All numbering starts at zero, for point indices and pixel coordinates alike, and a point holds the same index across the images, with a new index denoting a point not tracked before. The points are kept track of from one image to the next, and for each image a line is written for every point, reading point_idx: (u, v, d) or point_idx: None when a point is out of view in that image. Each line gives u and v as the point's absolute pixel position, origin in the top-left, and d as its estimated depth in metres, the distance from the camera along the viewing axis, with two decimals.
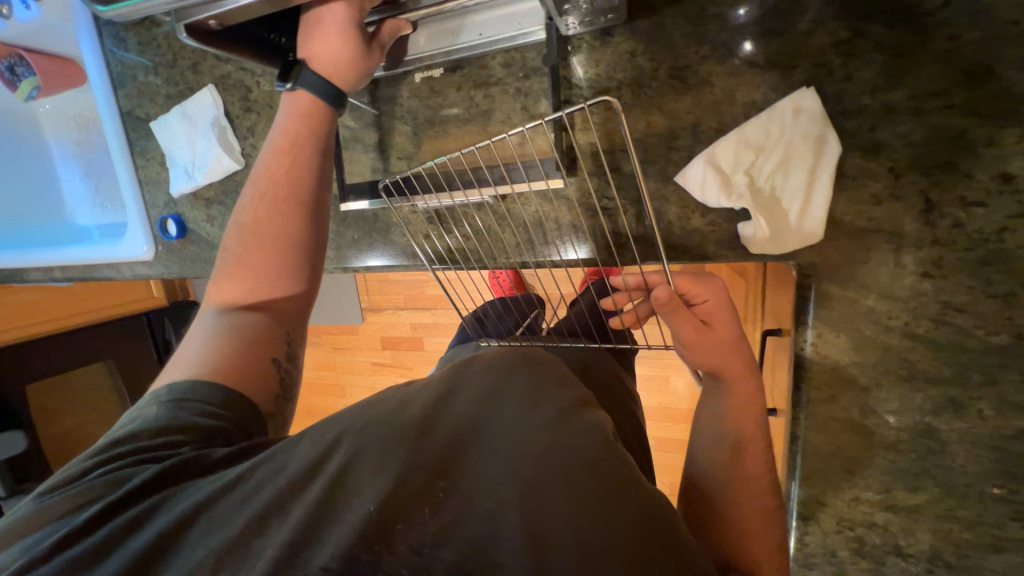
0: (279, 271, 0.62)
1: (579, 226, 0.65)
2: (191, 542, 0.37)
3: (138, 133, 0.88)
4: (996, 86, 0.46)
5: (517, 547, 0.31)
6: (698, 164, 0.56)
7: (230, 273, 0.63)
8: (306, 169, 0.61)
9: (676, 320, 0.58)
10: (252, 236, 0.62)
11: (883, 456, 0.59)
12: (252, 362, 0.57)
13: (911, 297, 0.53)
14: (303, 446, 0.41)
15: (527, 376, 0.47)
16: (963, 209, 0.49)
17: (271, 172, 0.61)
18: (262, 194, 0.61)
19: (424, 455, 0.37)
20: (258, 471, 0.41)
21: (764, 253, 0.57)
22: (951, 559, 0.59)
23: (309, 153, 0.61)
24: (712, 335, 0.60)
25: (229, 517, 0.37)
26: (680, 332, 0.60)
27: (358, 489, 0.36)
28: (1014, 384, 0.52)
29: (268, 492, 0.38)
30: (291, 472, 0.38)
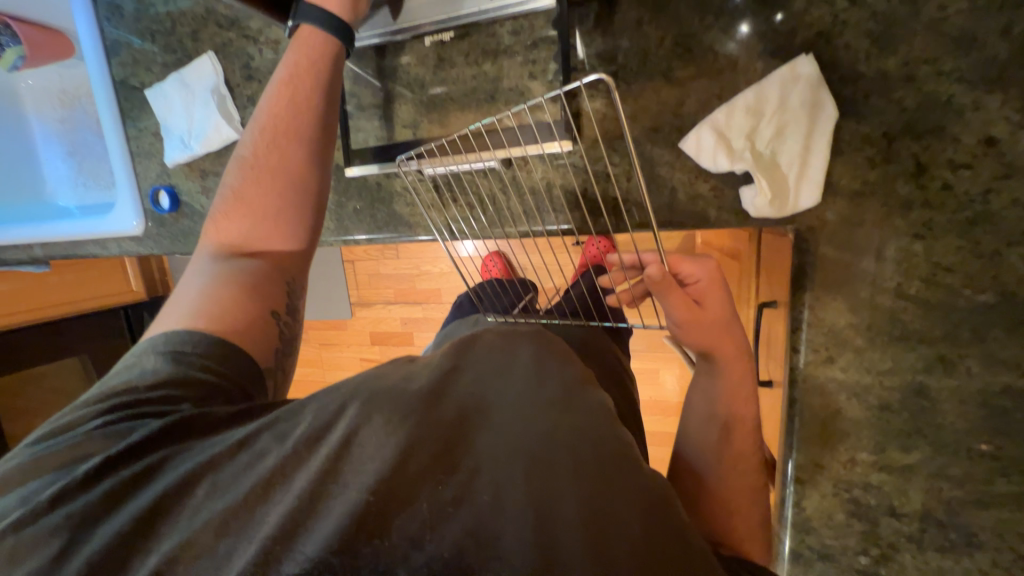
0: (280, 221, 0.61)
1: (583, 194, 0.66)
2: (191, 507, 0.36)
3: (132, 103, 0.86)
4: (981, 54, 0.49)
5: (524, 529, 0.31)
6: (701, 130, 0.58)
7: (228, 210, 0.61)
8: (310, 114, 0.60)
9: (669, 298, 0.58)
10: (252, 172, 0.60)
11: (877, 416, 0.60)
12: (250, 312, 0.56)
13: (903, 258, 0.55)
14: (307, 414, 0.39)
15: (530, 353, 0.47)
16: (951, 171, 0.52)
17: (275, 115, 0.60)
18: (264, 127, 0.60)
19: (429, 432, 0.35)
20: (263, 438, 0.39)
21: (765, 218, 0.59)
22: (942, 517, 0.61)
23: (312, 92, 0.59)
24: (704, 316, 0.59)
25: (232, 483, 0.36)
26: (675, 313, 0.59)
27: (364, 454, 0.34)
28: (1001, 341, 0.54)
29: (267, 463, 0.36)
30: (294, 441, 0.37)
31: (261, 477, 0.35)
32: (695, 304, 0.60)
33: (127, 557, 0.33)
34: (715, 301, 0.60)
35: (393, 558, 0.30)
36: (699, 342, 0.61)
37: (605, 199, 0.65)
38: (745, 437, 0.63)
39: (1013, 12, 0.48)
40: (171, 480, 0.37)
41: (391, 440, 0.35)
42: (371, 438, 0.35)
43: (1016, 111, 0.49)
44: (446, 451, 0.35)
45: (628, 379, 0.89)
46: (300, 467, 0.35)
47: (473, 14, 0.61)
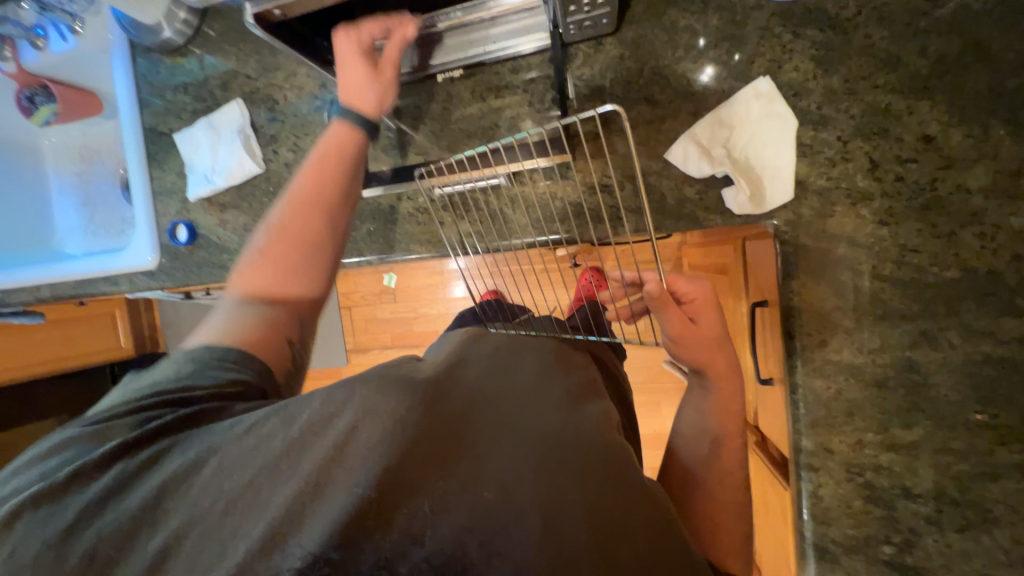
0: (304, 259, 0.64)
1: (582, 204, 0.72)
2: (202, 483, 0.38)
3: (159, 147, 0.93)
4: (905, 70, 0.60)
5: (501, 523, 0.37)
6: (683, 142, 0.66)
7: (257, 247, 0.64)
8: (343, 175, 0.65)
9: (661, 313, 0.61)
10: (283, 215, 0.64)
11: (876, 395, 0.64)
12: (271, 342, 0.59)
13: (874, 243, 0.62)
14: (319, 396, 0.40)
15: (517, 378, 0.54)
16: (901, 165, 0.60)
17: (311, 171, 0.65)
18: (301, 184, 0.66)
19: (426, 436, 0.39)
20: (270, 421, 0.40)
21: (747, 215, 0.66)
22: (955, 494, 0.62)
23: (346, 161, 0.66)
24: (697, 332, 0.62)
25: (241, 463, 0.38)
26: (669, 327, 0.62)
27: (365, 446, 0.37)
28: (973, 312, 0.60)
29: (275, 442, 0.38)
30: (303, 427, 0.38)
31: (269, 460, 0.37)
32: (690, 322, 0.63)
33: (143, 530, 0.37)
34: (709, 318, 0.62)
35: (397, 549, 0.34)
36: (690, 357, 0.64)
37: (602, 208, 0.72)
38: (733, 452, 0.64)
39: (924, 38, 0.59)
40: (177, 468, 0.39)
41: (388, 435, 0.37)
42: (370, 434, 0.37)
43: (943, 113, 0.59)
44: (439, 451, 0.39)
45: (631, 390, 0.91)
46: (304, 457, 0.37)
47: (479, 55, 0.71)
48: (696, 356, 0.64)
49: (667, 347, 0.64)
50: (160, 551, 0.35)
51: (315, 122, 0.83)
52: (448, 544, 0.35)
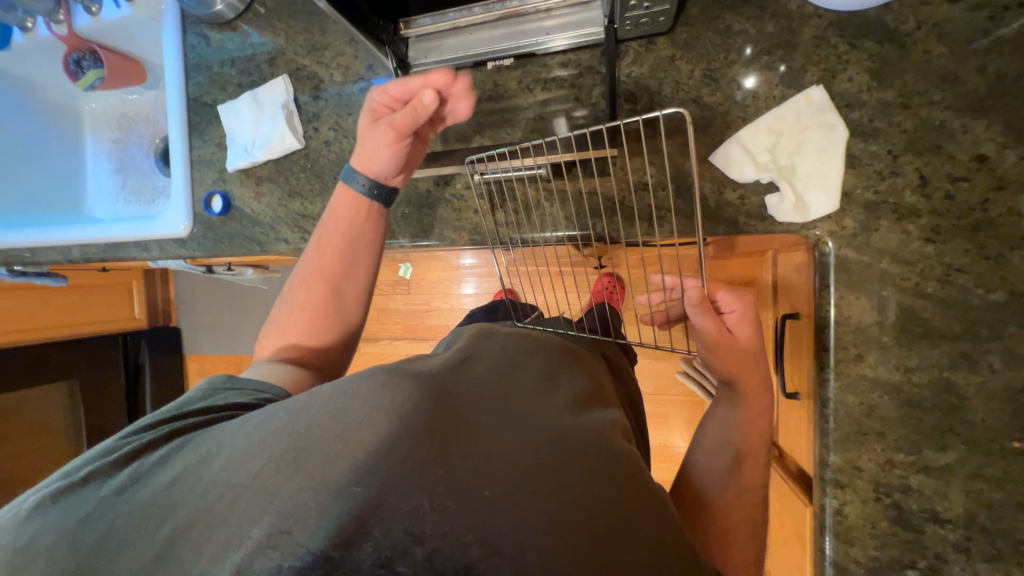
0: (329, 326, 0.71)
1: (620, 201, 0.72)
2: (203, 480, 0.42)
3: (201, 117, 0.94)
4: (963, 88, 0.59)
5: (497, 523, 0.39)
6: (730, 145, 0.66)
7: (287, 312, 0.72)
8: (359, 247, 0.70)
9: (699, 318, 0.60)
10: (308, 284, 0.70)
11: (910, 415, 0.62)
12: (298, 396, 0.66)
13: (919, 260, 0.61)
14: (318, 402, 0.44)
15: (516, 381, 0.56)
16: (952, 183, 0.60)
17: (330, 242, 0.70)
18: (320, 252, 0.70)
19: (428, 438, 0.42)
20: (279, 417, 0.44)
21: (789, 223, 0.65)
22: (986, 523, 0.61)
23: (362, 230, 0.70)
24: (734, 343, 0.62)
25: (241, 461, 0.42)
26: (706, 334, 0.61)
27: (365, 442, 0.41)
28: (1017, 337, 0.59)
29: (284, 436, 0.42)
30: (303, 428, 0.42)
31: (278, 454, 0.41)
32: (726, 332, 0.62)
33: (151, 522, 0.41)
34: (747, 332, 0.62)
35: (397, 548, 0.37)
36: (723, 367, 0.63)
37: (641, 207, 0.71)
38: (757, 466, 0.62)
39: (984, 57, 0.59)
40: (190, 463, 0.44)
41: (387, 434, 0.41)
42: (371, 431, 0.41)
43: (999, 134, 0.58)
44: (442, 450, 0.42)
45: (638, 394, 0.90)
46: (311, 451, 0.41)
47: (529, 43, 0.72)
48: (727, 366, 0.63)
49: (702, 354, 0.63)
50: (170, 537, 0.40)
51: (359, 102, 0.83)
52: (448, 544, 0.37)
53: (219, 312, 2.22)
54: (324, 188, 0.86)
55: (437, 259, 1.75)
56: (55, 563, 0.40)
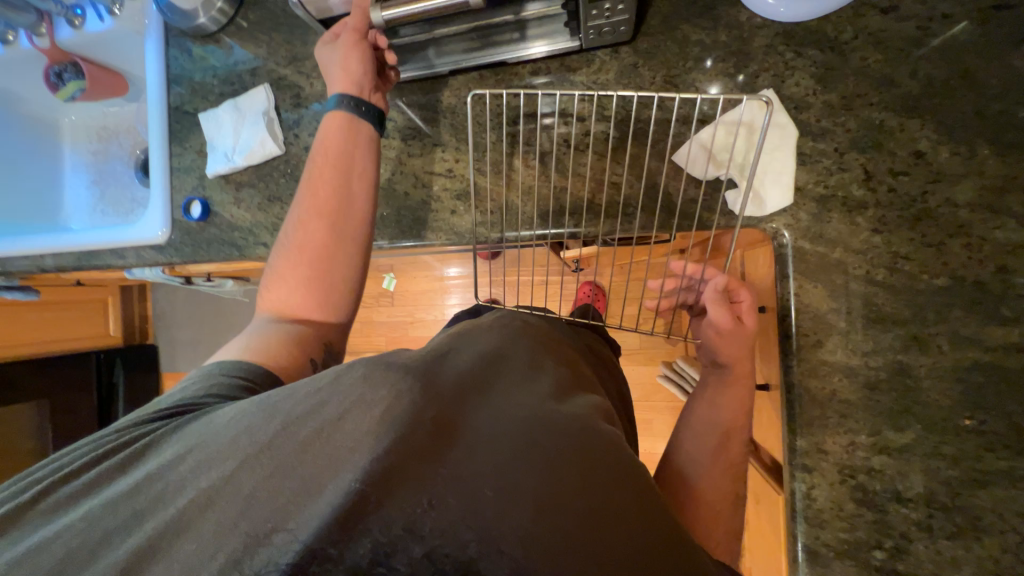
0: (329, 279, 0.74)
1: (591, 199, 0.75)
2: (176, 484, 0.40)
3: (182, 125, 0.95)
4: (898, 91, 0.64)
5: (491, 517, 0.38)
6: (690, 145, 0.70)
7: (278, 282, 0.74)
8: (354, 193, 0.72)
9: (712, 307, 0.64)
10: (304, 235, 0.72)
11: (869, 397, 0.65)
12: (293, 357, 0.68)
13: (868, 249, 0.65)
14: (293, 397, 0.43)
15: (508, 370, 0.56)
16: (894, 178, 0.64)
17: (320, 190, 0.72)
18: (314, 198, 0.72)
19: (418, 432, 0.41)
20: (255, 415, 0.43)
21: (748, 218, 0.69)
22: (946, 500, 0.63)
23: (357, 179, 0.72)
24: (740, 330, 0.65)
25: (217, 459, 0.40)
26: (716, 322, 0.65)
27: (349, 438, 0.39)
28: (962, 319, 0.62)
29: (258, 435, 0.41)
30: (279, 424, 0.41)
31: (256, 452, 0.39)
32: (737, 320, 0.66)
33: (120, 529, 0.39)
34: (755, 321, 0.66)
35: (395, 545, 0.36)
36: (723, 353, 0.66)
37: (611, 204, 0.75)
38: (739, 446, 0.65)
39: (915, 63, 0.64)
40: (161, 468, 0.42)
41: (374, 429, 0.39)
42: (353, 428, 0.39)
43: (933, 131, 0.63)
44: (435, 444, 0.41)
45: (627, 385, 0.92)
46: (289, 447, 0.39)
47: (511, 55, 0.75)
48: (728, 353, 0.66)
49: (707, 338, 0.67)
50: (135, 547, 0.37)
51: None
52: (448, 541, 0.36)
53: (198, 328, 2.25)
54: None
55: (420, 269, 1.77)
56: None
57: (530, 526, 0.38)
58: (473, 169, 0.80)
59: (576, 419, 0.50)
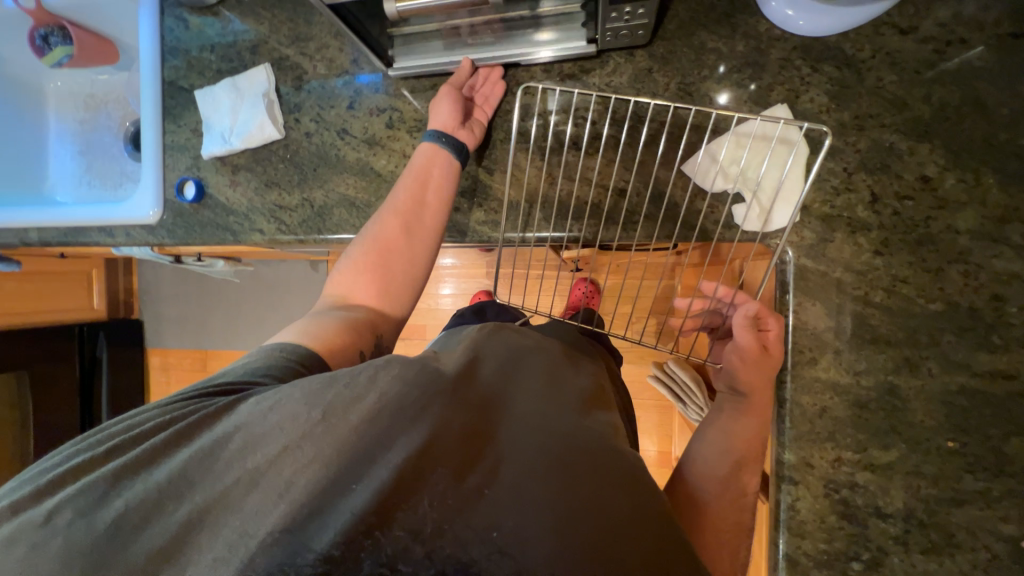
0: (401, 275, 0.70)
1: (597, 204, 0.74)
2: (223, 461, 0.42)
3: (177, 101, 0.92)
4: (910, 114, 0.64)
5: (495, 522, 0.40)
6: (699, 156, 0.69)
7: (352, 269, 0.69)
8: (441, 197, 0.70)
9: (738, 331, 0.64)
10: (390, 223, 0.69)
11: (857, 415, 0.67)
12: (350, 351, 0.61)
13: (868, 270, 0.66)
14: (337, 386, 0.44)
15: (535, 378, 0.58)
16: (899, 201, 0.64)
17: (415, 185, 0.69)
18: (406, 192, 0.69)
19: (436, 439, 0.43)
20: (298, 397, 0.43)
21: (752, 233, 0.69)
22: (923, 517, 0.65)
23: (441, 183, 0.70)
24: (766, 358, 0.65)
25: (263, 441, 0.42)
26: (743, 347, 0.64)
27: (379, 437, 0.42)
28: (953, 344, 0.64)
29: (301, 423, 0.42)
30: (324, 412, 0.42)
31: (299, 442, 0.41)
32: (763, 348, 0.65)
33: (170, 500, 0.40)
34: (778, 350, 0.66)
35: (398, 547, 0.39)
36: (745, 379, 0.65)
37: (617, 210, 0.74)
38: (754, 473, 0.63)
39: (929, 86, 0.64)
40: (204, 445, 0.42)
41: (395, 429, 0.43)
42: (387, 426, 0.42)
43: (941, 157, 0.63)
44: (453, 452, 0.43)
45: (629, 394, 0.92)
46: (333, 438, 0.42)
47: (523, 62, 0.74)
48: (749, 379, 0.65)
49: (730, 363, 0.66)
50: (188, 519, 0.40)
51: (342, 96, 0.83)
52: (449, 543, 0.39)
53: (186, 305, 2.24)
54: (303, 180, 0.85)
55: None
56: (68, 551, 0.39)
57: (535, 530, 0.40)
58: (479, 167, 0.78)
59: (599, 433, 0.52)
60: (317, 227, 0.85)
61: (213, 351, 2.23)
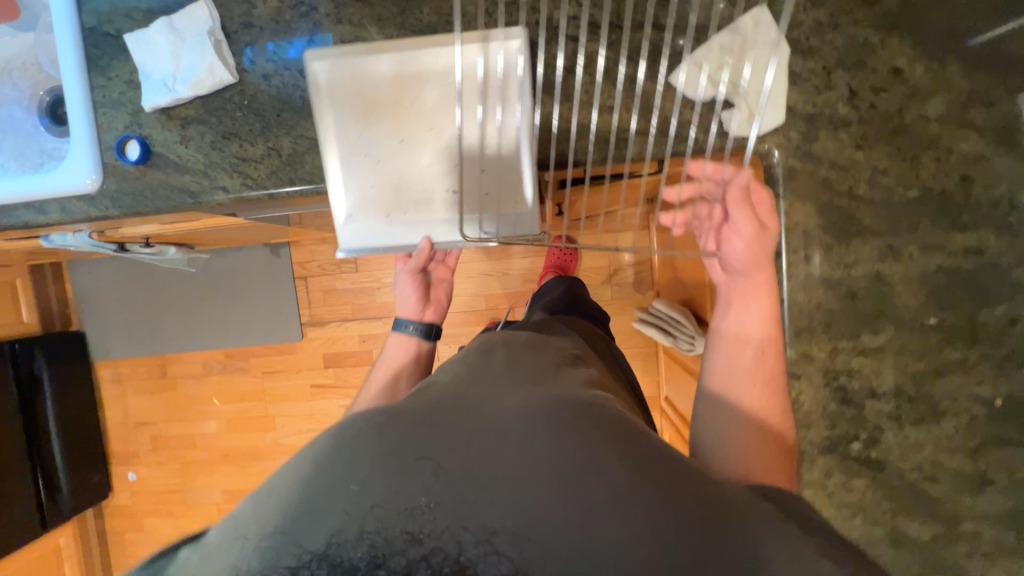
0: None
1: (587, 126, 0.72)
2: (214, 540, 0.42)
3: (102, 50, 0.80)
4: (880, 7, 0.66)
5: (486, 511, 0.40)
6: (684, 64, 0.69)
7: None
8: (408, 379, 0.85)
9: (736, 209, 0.65)
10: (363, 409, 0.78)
11: (850, 306, 0.70)
12: None
13: (851, 165, 0.68)
14: (313, 444, 0.48)
15: (498, 373, 0.61)
16: (875, 95, 0.67)
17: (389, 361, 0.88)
18: (382, 372, 0.86)
19: (405, 440, 0.45)
20: (280, 469, 0.47)
21: (742, 139, 0.70)
22: (912, 392, 0.70)
23: (410, 365, 0.87)
24: (767, 232, 0.66)
25: (251, 507, 0.43)
26: (743, 225, 0.65)
27: (349, 459, 0.43)
28: (930, 227, 0.68)
29: (279, 481, 0.44)
30: (301, 461, 0.45)
31: (280, 491, 0.43)
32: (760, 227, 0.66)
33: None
34: (773, 223, 0.67)
35: (394, 545, 0.37)
36: (747, 262, 0.66)
37: (606, 131, 0.72)
38: (773, 358, 0.65)
39: None
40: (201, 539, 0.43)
41: (365, 445, 0.44)
42: (356, 446, 0.44)
43: (910, 48, 0.66)
44: (425, 449, 0.44)
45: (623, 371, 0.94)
46: (310, 473, 0.43)
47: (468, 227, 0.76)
48: (753, 260, 0.66)
49: (730, 247, 0.67)
50: None
51: (300, 31, 0.76)
52: (446, 542, 0.38)
53: (133, 309, 2.06)
54: (266, 128, 0.78)
55: None
56: None
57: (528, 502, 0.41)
58: None
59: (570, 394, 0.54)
60: (288, 177, 0.78)
61: (172, 355, 2.07)
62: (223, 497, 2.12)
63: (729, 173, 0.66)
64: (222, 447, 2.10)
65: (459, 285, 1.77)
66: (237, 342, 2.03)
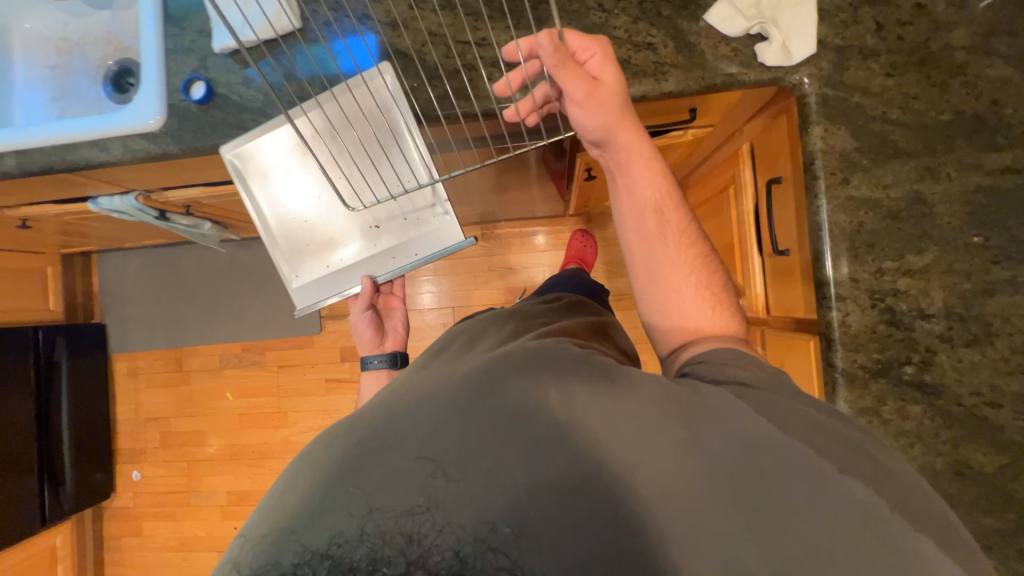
0: None
1: (630, 60, 0.75)
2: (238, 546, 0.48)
3: (178, 4, 0.88)
4: None
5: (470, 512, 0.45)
6: (719, 4, 0.74)
7: None
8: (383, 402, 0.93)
9: (561, 73, 0.63)
10: None
11: (891, 227, 0.71)
12: None
13: (883, 91, 0.72)
14: (306, 460, 0.53)
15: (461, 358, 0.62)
16: (901, 27, 0.72)
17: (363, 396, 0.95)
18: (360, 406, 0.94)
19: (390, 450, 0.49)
20: (280, 483, 0.52)
21: (776, 69, 0.73)
22: (962, 312, 0.69)
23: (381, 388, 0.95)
24: (602, 88, 0.65)
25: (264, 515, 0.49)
26: (574, 87, 0.64)
27: (345, 469, 0.49)
28: (965, 149, 0.70)
29: (281, 494, 0.50)
30: (299, 478, 0.50)
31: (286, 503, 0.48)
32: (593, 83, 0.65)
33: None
34: (609, 73, 0.66)
35: (391, 549, 0.43)
36: (595, 122, 0.66)
37: (646, 64, 0.75)
38: (673, 212, 0.73)
39: None
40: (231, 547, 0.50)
41: (357, 456, 0.50)
42: (346, 457, 0.50)
43: None
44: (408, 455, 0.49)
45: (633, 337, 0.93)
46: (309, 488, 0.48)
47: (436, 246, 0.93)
48: (599, 121, 0.66)
49: (575, 112, 0.66)
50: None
51: None
52: (443, 538, 0.44)
53: (155, 301, 2.08)
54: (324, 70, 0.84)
55: None
56: None
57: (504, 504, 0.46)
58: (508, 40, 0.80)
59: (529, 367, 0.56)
60: None
61: (189, 348, 2.07)
62: (227, 499, 2.04)
63: (537, 43, 0.61)
64: (231, 445, 2.04)
65: (479, 275, 1.79)
66: (255, 335, 2.03)
